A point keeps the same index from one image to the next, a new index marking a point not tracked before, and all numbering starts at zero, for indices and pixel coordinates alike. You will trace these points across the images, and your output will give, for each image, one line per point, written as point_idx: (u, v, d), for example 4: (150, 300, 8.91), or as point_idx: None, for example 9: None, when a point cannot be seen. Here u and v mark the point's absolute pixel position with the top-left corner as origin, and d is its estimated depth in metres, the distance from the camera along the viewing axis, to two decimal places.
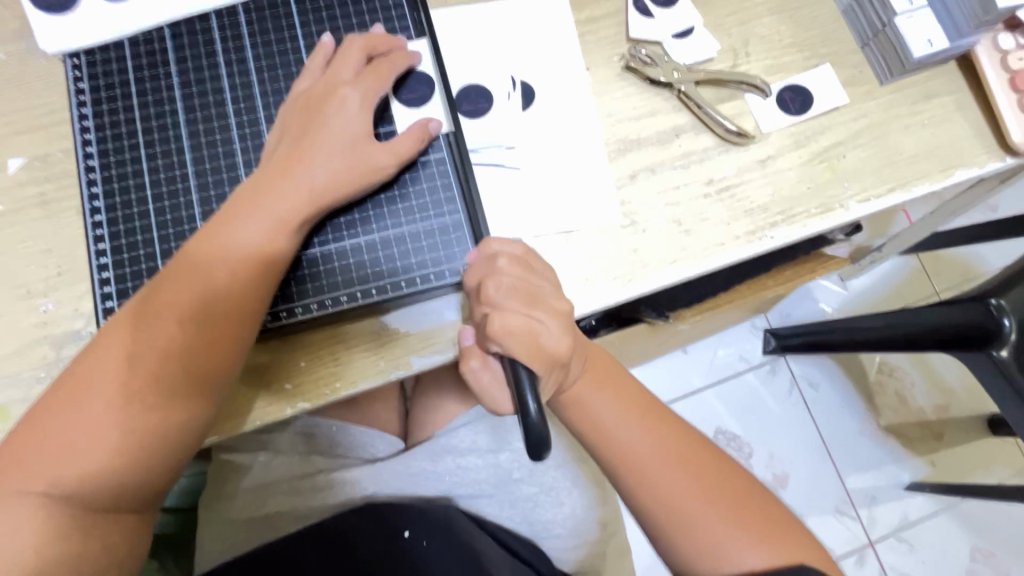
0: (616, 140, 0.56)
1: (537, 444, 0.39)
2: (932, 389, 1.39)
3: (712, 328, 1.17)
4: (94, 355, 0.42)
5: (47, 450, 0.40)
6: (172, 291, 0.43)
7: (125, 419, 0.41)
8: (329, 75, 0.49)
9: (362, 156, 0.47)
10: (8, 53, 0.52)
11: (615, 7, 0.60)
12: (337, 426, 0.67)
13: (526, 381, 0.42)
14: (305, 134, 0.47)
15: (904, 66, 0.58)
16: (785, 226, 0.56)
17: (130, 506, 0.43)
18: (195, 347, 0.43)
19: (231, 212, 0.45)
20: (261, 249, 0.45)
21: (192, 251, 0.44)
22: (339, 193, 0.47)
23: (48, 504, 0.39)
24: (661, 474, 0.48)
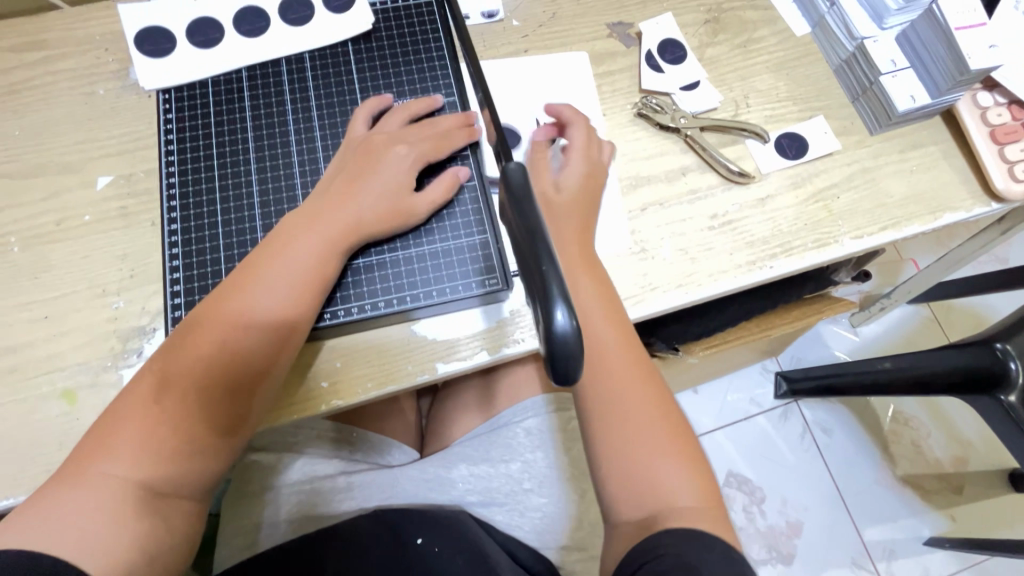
0: (629, 177, 0.63)
1: (558, 364, 0.27)
2: (949, 440, 1.37)
3: (722, 367, 1.20)
4: (168, 354, 0.47)
5: (124, 437, 0.44)
6: (233, 300, 0.48)
7: (191, 411, 0.46)
8: (402, 129, 0.56)
9: (402, 203, 0.54)
10: (107, 89, 0.62)
11: (629, 63, 0.68)
12: (359, 432, 0.72)
13: (556, 286, 0.28)
14: (358, 176, 0.53)
15: (890, 118, 0.64)
16: (783, 258, 0.61)
17: (187, 494, 0.46)
18: (253, 352, 0.48)
19: (290, 236, 0.51)
20: (319, 270, 0.50)
21: (254, 265, 0.50)
22: (377, 230, 0.53)
23: (125, 487, 0.43)
24: (615, 379, 0.51)
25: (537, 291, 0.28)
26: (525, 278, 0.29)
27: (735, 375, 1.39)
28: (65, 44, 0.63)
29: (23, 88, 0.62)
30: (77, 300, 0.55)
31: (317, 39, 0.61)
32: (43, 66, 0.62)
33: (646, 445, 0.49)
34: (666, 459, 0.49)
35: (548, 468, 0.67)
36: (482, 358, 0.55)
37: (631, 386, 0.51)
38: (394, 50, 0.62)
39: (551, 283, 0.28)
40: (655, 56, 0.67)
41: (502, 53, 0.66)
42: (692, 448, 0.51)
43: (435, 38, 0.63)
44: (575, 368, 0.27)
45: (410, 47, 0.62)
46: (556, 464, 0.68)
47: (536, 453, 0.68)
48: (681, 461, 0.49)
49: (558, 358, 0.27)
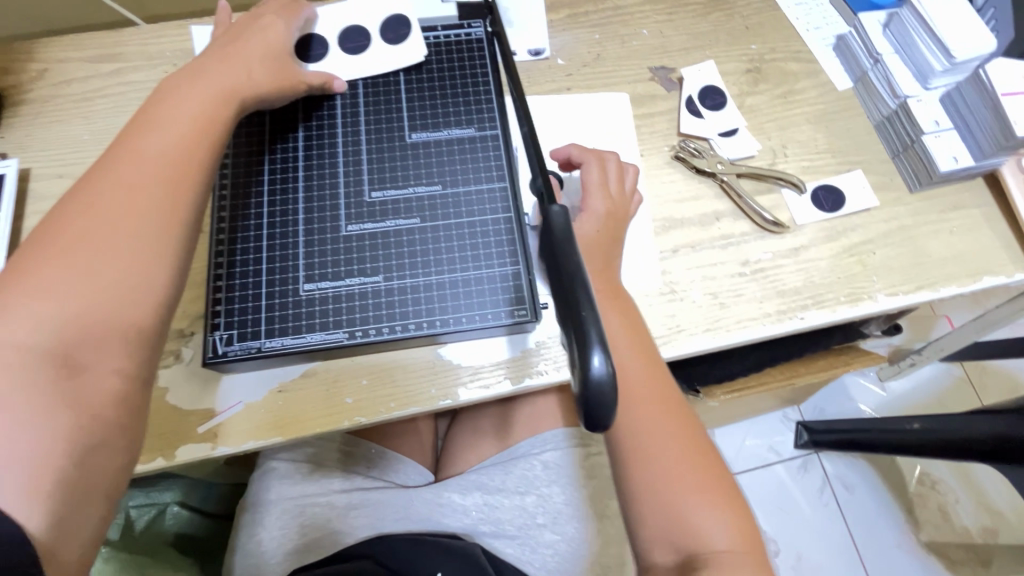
0: (662, 218, 0.63)
1: (590, 410, 0.27)
2: (979, 508, 1.31)
3: (742, 411, 1.17)
4: (66, 204, 0.43)
5: (17, 288, 0.39)
6: (123, 148, 0.45)
7: (98, 241, 0.42)
8: (247, 11, 0.59)
9: (283, 63, 0.57)
10: None
11: (669, 106, 0.69)
12: (377, 448, 0.73)
13: (595, 330, 0.28)
14: (234, 41, 0.55)
15: (931, 177, 0.64)
16: (813, 310, 0.60)
17: (108, 355, 0.41)
18: (155, 189, 0.45)
19: (168, 93, 0.49)
20: (216, 111, 0.50)
21: (150, 111, 0.48)
22: (265, 91, 0.54)
23: (30, 363, 0.37)
24: (643, 415, 0.51)
25: (575, 336, 0.28)
26: (562, 320, 0.30)
27: (754, 421, 1.36)
28: (139, 58, 0.68)
29: (96, 95, 0.66)
30: None
31: (373, 67, 0.63)
32: (115, 76, 0.67)
33: (678, 483, 0.50)
34: (697, 499, 0.49)
35: (563, 504, 0.67)
36: (507, 387, 0.55)
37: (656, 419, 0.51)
38: (443, 82, 0.64)
39: (589, 330, 0.28)
40: (695, 101, 0.69)
41: (545, 89, 0.68)
42: (726, 487, 0.50)
43: (483, 73, 0.65)
44: (606, 417, 0.27)
45: (457, 81, 0.64)
46: (571, 501, 0.67)
47: (551, 488, 0.68)
48: (714, 502, 0.49)
49: (592, 404, 0.27)
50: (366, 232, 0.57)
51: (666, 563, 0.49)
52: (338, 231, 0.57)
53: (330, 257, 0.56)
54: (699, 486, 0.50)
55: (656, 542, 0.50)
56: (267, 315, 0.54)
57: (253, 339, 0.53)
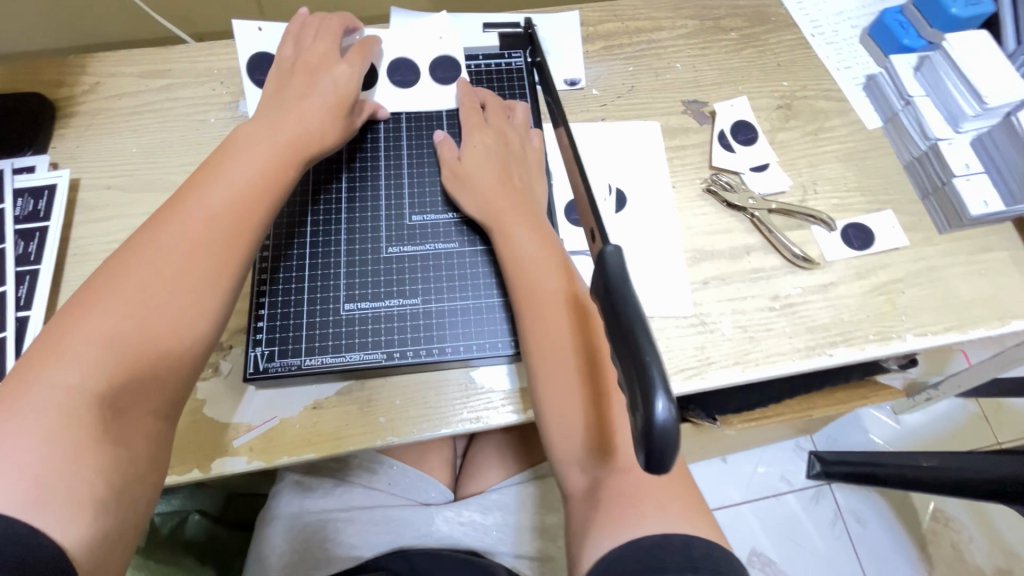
0: (693, 250, 0.64)
1: (652, 454, 0.28)
2: (994, 549, 1.29)
3: (756, 439, 1.17)
4: (125, 256, 0.44)
5: (68, 336, 0.40)
6: (186, 203, 0.47)
7: (153, 296, 0.43)
8: (316, 47, 0.59)
9: (343, 112, 0.57)
10: (218, 118, 0.68)
11: (701, 139, 0.70)
12: (398, 466, 0.71)
13: (657, 372, 0.29)
14: (297, 92, 0.56)
15: (961, 220, 0.64)
16: (842, 347, 0.61)
17: (148, 403, 0.42)
18: (213, 248, 0.46)
19: (237, 144, 0.51)
20: (278, 166, 0.52)
21: (215, 166, 0.50)
22: (326, 147, 0.56)
23: (76, 402, 0.38)
24: (560, 345, 0.52)
25: (638, 377, 0.29)
26: (623, 357, 0.30)
27: (767, 449, 1.35)
28: (188, 75, 0.70)
29: (145, 109, 0.68)
30: None
31: (419, 100, 0.65)
32: (165, 91, 0.69)
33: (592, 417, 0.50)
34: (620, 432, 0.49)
35: None
36: None
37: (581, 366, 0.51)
38: None
39: (653, 371, 0.29)
40: (727, 136, 0.70)
41: (581, 119, 0.70)
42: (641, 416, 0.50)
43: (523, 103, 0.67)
44: (669, 460, 0.28)
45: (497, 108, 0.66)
46: None
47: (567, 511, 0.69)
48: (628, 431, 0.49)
49: (655, 444, 0.28)
50: (406, 254, 0.58)
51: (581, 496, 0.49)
52: (378, 253, 0.58)
53: (370, 278, 0.57)
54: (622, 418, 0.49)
55: (570, 469, 0.50)
56: (307, 333, 0.55)
57: (293, 357, 0.54)
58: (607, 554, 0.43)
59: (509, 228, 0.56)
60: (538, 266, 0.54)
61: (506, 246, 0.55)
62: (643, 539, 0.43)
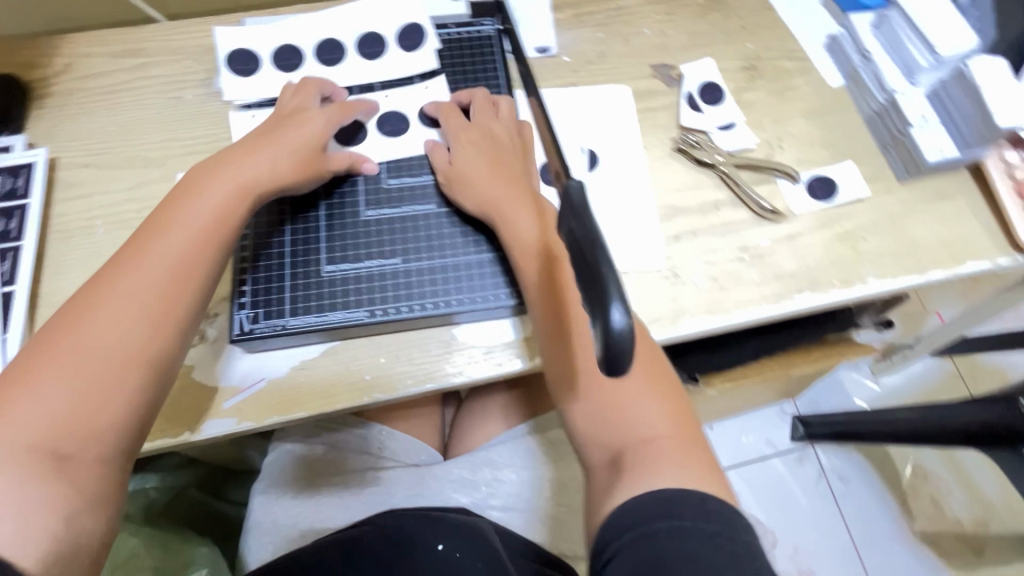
0: (664, 206, 0.66)
1: (610, 358, 0.30)
2: (971, 500, 1.34)
3: (740, 403, 1.20)
4: (74, 309, 0.47)
5: (19, 386, 0.43)
6: (132, 255, 0.49)
7: (96, 349, 0.45)
8: (288, 104, 0.60)
9: (296, 146, 0.56)
10: (193, 95, 0.68)
11: (670, 101, 0.72)
12: (386, 431, 0.74)
13: (614, 285, 0.31)
14: (263, 135, 0.57)
15: (919, 167, 0.67)
16: (809, 292, 0.63)
17: (94, 444, 0.44)
18: (152, 299, 0.47)
19: (188, 192, 0.52)
20: (221, 212, 0.52)
21: (164, 215, 0.51)
22: (281, 184, 0.55)
23: (21, 453, 0.41)
24: (577, 323, 0.54)
25: (596, 289, 0.31)
26: (583, 275, 0.32)
27: (752, 416, 1.38)
28: (161, 53, 0.70)
29: (119, 89, 0.69)
30: None
31: (390, 72, 0.65)
32: (138, 71, 0.69)
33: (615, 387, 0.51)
34: (641, 401, 0.51)
35: (566, 479, 0.70)
36: (518, 366, 0.58)
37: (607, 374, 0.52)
38: (456, 75, 0.67)
39: (608, 282, 0.31)
40: (694, 96, 0.72)
41: (552, 85, 0.72)
42: (664, 386, 0.52)
43: (493, 68, 0.68)
44: (624, 363, 0.30)
45: (469, 74, 0.67)
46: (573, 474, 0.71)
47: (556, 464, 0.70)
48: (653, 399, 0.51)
49: (612, 347, 0.30)
50: (383, 218, 0.60)
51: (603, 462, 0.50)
52: (356, 217, 0.60)
53: (350, 242, 0.59)
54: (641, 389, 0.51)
55: (593, 439, 0.51)
56: (291, 296, 0.57)
57: (277, 318, 0.56)
58: (629, 498, 0.45)
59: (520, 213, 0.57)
60: (552, 253, 0.56)
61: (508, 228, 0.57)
62: (663, 488, 0.44)
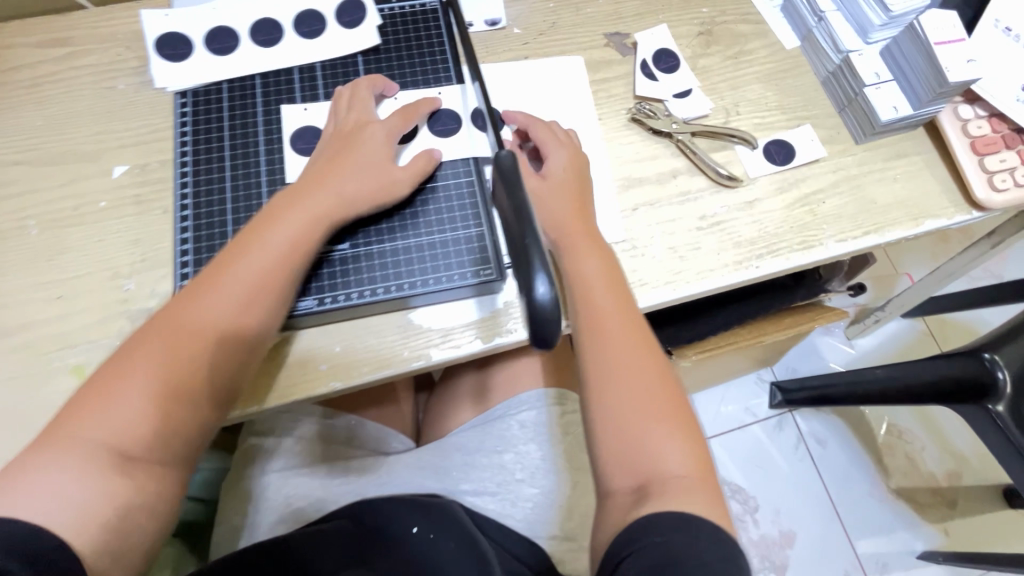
0: (621, 178, 0.65)
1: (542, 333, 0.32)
2: (943, 454, 1.38)
3: (718, 374, 1.20)
4: (164, 321, 0.49)
5: (111, 388, 0.47)
6: (216, 274, 0.51)
7: (173, 367, 0.48)
8: (352, 116, 0.59)
9: (384, 176, 0.56)
10: (126, 84, 0.65)
11: (624, 70, 0.71)
12: (355, 420, 0.72)
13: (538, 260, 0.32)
14: (339, 155, 0.56)
15: (874, 128, 0.66)
16: (769, 258, 0.63)
17: (170, 454, 0.48)
18: (225, 327, 0.50)
19: (269, 217, 0.53)
20: (297, 243, 0.52)
21: (248, 235, 0.53)
22: (363, 208, 0.55)
23: (100, 451, 0.45)
24: (618, 360, 0.52)
25: (521, 262, 0.32)
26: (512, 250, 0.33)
27: (732, 385, 1.40)
28: (90, 41, 0.67)
29: (46, 81, 0.65)
30: (90, 280, 0.57)
31: (329, 52, 0.63)
32: (67, 61, 0.66)
33: (644, 421, 0.50)
34: (664, 433, 0.50)
35: (541, 459, 0.69)
36: (476, 346, 0.57)
37: (635, 400, 0.50)
38: (400, 52, 0.65)
39: (532, 256, 0.32)
40: (649, 64, 0.70)
41: (503, 58, 0.70)
42: (688, 422, 0.51)
43: (439, 43, 0.66)
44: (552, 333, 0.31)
45: (413, 50, 0.65)
46: (549, 454, 0.69)
47: (528, 445, 0.69)
48: (676, 434, 0.50)
49: (538, 319, 0.32)
50: None
51: (622, 488, 0.49)
52: None
53: None
54: (665, 424, 0.50)
55: (616, 470, 0.49)
56: None
57: None
58: (649, 512, 0.45)
59: (572, 248, 0.55)
60: (601, 290, 0.54)
61: (580, 265, 0.55)
62: (684, 511, 0.45)
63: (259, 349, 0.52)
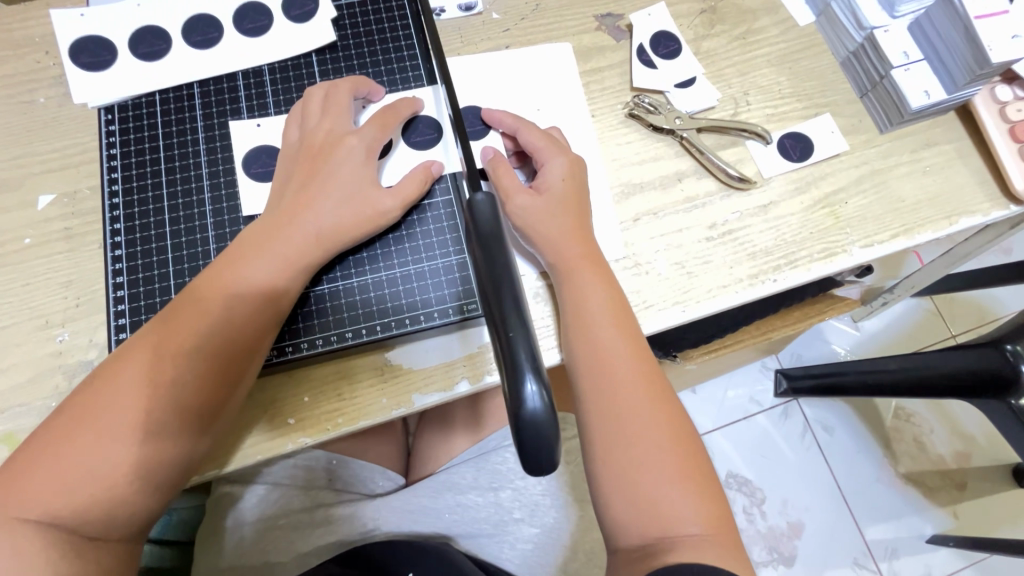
0: (620, 184, 0.58)
1: (530, 446, 0.27)
2: (949, 434, 1.20)
3: (722, 367, 1.10)
4: (114, 382, 0.42)
5: (52, 463, 0.40)
6: (176, 327, 0.44)
7: (126, 439, 0.41)
8: (323, 124, 0.50)
9: (368, 201, 0.49)
10: (48, 98, 0.55)
11: (619, 58, 0.62)
12: (338, 459, 0.66)
13: (524, 355, 0.28)
14: (310, 179, 0.48)
15: (902, 115, 0.59)
16: (788, 270, 0.56)
17: (124, 533, 0.42)
18: (188, 389, 0.43)
19: (238, 253, 0.46)
20: (272, 285, 0.46)
21: (212, 278, 0.45)
22: (343, 242, 0.48)
23: (41, 533, 0.39)
24: (627, 407, 0.46)
25: (508, 363, 0.28)
26: (494, 356, 0.29)
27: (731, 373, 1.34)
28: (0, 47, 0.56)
29: None
30: (19, 331, 0.50)
31: (278, 50, 0.56)
32: None
33: (653, 471, 0.44)
34: (673, 485, 0.44)
35: (541, 496, 0.64)
36: (463, 389, 0.51)
37: (648, 452, 0.45)
38: (361, 50, 0.58)
39: (519, 357, 0.28)
40: (647, 51, 0.62)
41: (482, 49, 0.61)
42: (702, 470, 0.45)
43: (406, 36, 0.58)
44: (543, 444, 0.27)
45: (376, 47, 0.58)
46: (549, 490, 0.65)
47: (525, 480, 0.64)
48: (688, 485, 0.44)
49: (527, 435, 0.27)
50: None
51: (630, 544, 0.44)
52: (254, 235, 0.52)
53: None
54: (675, 474, 0.44)
55: (624, 526, 0.44)
56: None
57: None
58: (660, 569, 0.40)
59: (577, 280, 0.49)
60: (606, 325, 0.48)
61: (582, 297, 0.49)
62: (696, 565, 0.40)
63: (229, 409, 0.45)
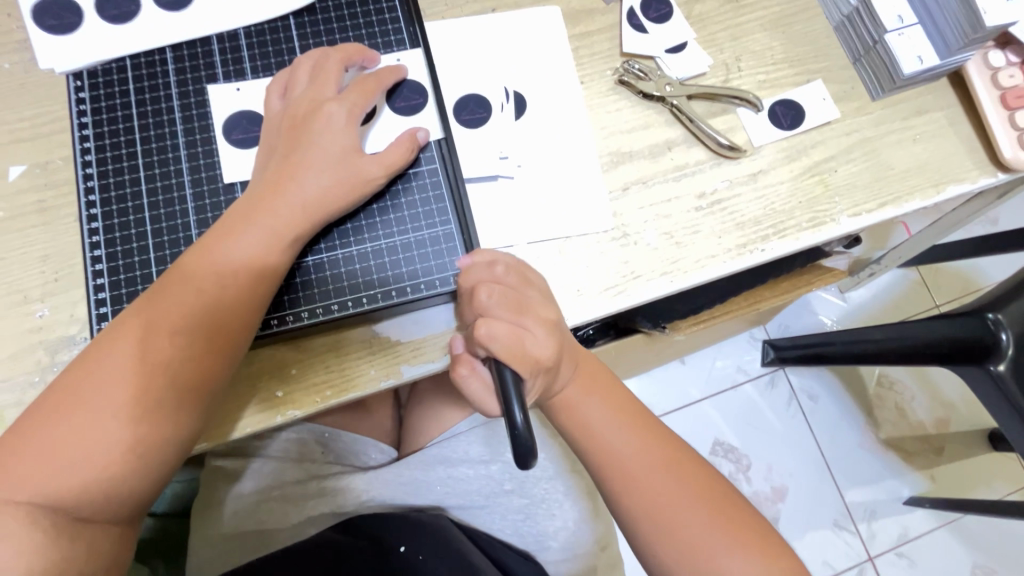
0: (608, 153, 0.57)
1: (523, 450, 0.40)
2: (930, 401, 1.23)
3: (710, 339, 1.11)
4: (104, 363, 0.41)
5: (42, 444, 0.40)
6: (164, 307, 0.43)
7: (119, 420, 0.41)
8: (308, 93, 0.49)
9: (354, 171, 0.48)
10: (12, 63, 0.53)
11: (609, 22, 0.60)
12: (330, 433, 0.66)
13: (512, 386, 0.43)
14: (295, 150, 0.47)
15: (895, 82, 0.58)
16: (776, 240, 0.56)
17: (117, 512, 0.42)
18: (180, 368, 0.42)
19: (225, 228, 0.45)
20: (264, 260, 0.45)
21: (199, 254, 0.44)
22: (330, 214, 0.47)
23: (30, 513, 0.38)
24: (631, 457, 0.49)
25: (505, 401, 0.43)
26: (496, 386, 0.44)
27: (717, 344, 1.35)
28: None
29: None
30: None
31: (254, 13, 0.54)
32: None
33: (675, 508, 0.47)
34: (697, 516, 0.47)
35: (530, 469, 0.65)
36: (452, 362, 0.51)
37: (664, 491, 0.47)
38: (341, 13, 0.55)
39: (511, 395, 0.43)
40: (638, 14, 0.60)
41: (465, 12, 0.59)
42: (714, 489, 0.48)
43: None
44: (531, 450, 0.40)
45: (357, 10, 0.56)
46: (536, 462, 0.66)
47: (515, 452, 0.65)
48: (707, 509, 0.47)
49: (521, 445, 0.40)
50: None
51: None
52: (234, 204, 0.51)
53: None
54: (693, 503, 0.47)
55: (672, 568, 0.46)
56: None
57: None
58: None
59: None
60: (579, 397, 0.51)
61: None
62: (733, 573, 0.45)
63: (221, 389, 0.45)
